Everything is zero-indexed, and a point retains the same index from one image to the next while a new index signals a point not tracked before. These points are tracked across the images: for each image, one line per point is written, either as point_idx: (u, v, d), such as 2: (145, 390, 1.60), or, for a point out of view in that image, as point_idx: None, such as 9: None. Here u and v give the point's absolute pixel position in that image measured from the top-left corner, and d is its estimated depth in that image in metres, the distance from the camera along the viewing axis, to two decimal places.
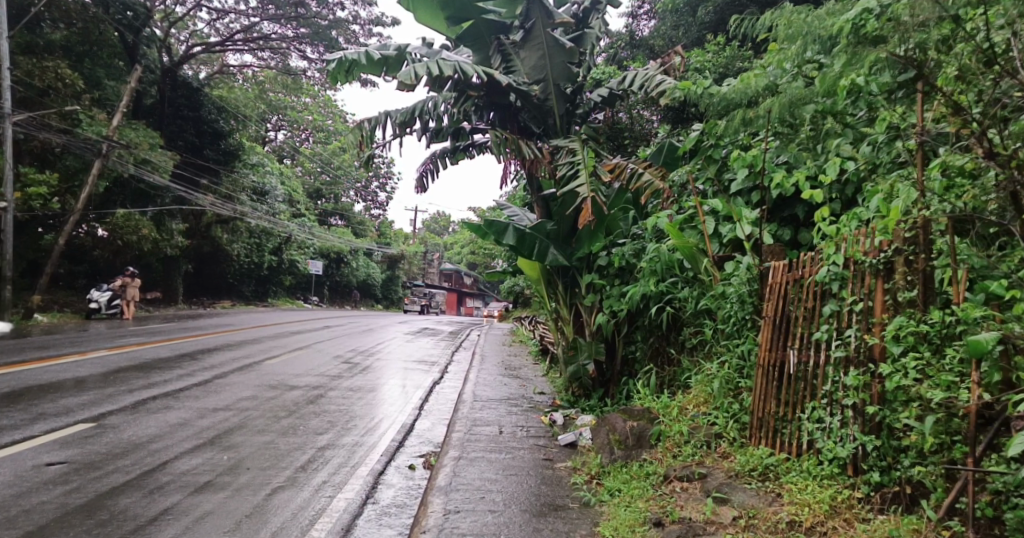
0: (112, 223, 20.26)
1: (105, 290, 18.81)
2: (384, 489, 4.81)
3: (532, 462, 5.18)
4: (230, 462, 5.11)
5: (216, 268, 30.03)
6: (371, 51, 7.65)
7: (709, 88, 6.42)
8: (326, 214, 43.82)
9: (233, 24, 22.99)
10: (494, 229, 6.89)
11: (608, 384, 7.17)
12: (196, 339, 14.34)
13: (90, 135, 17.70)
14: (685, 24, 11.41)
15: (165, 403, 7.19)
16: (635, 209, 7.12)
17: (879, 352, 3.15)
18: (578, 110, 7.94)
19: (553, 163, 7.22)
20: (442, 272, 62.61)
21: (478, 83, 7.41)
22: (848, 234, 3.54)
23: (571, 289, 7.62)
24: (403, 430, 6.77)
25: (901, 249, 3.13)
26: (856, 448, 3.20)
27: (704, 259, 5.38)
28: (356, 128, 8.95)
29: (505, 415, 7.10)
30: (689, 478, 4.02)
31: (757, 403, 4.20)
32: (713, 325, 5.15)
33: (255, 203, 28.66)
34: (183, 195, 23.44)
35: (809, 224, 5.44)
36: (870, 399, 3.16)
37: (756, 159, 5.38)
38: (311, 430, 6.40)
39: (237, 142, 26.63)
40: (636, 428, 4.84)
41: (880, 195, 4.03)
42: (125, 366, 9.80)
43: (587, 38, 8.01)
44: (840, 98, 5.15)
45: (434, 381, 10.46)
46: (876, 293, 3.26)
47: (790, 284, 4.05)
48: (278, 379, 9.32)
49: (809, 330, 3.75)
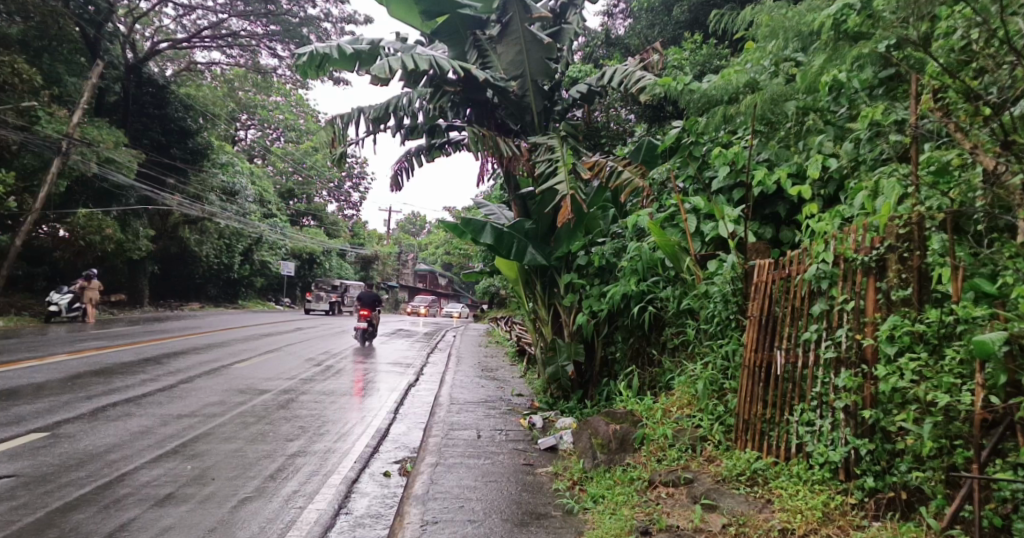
0: (73, 223, 19.51)
1: (65, 292, 18.15)
2: (358, 498, 4.60)
3: (511, 468, 5.02)
4: (193, 473, 4.83)
5: (184, 269, 29.33)
6: (343, 44, 7.41)
7: (690, 84, 6.31)
8: (297, 215, 42.99)
9: (201, 20, 22.37)
10: (471, 227, 6.72)
11: (587, 385, 7.05)
12: (162, 342, 13.88)
13: (50, 132, 17.07)
14: (660, 23, 11.31)
15: (126, 410, 6.84)
16: (614, 208, 7.01)
17: (871, 353, 3.07)
18: (556, 107, 7.78)
19: (531, 160, 7.08)
20: (417, 273, 62.18)
21: (455, 78, 7.24)
22: (837, 231, 3.44)
23: (550, 289, 7.46)
24: (378, 435, 6.55)
25: (895, 246, 3.04)
26: (849, 451, 3.10)
27: (687, 257, 5.27)
28: (328, 124, 8.68)
29: (482, 419, 6.91)
30: (675, 484, 3.89)
31: (742, 405, 4.08)
32: (696, 325, 5.03)
33: (225, 203, 28.03)
34: (148, 195, 22.69)
35: (791, 222, 5.38)
36: (862, 401, 3.06)
37: (738, 156, 5.28)
38: (281, 437, 6.13)
39: (205, 140, 25.96)
40: (619, 431, 4.68)
41: (865, 191, 3.97)
42: (85, 371, 9.38)
43: (565, 33, 7.85)
44: (822, 94, 5.09)
45: (410, 384, 10.21)
46: (867, 291, 3.17)
47: (777, 283, 3.94)
48: (246, 384, 8.99)
49: (797, 329, 3.65)
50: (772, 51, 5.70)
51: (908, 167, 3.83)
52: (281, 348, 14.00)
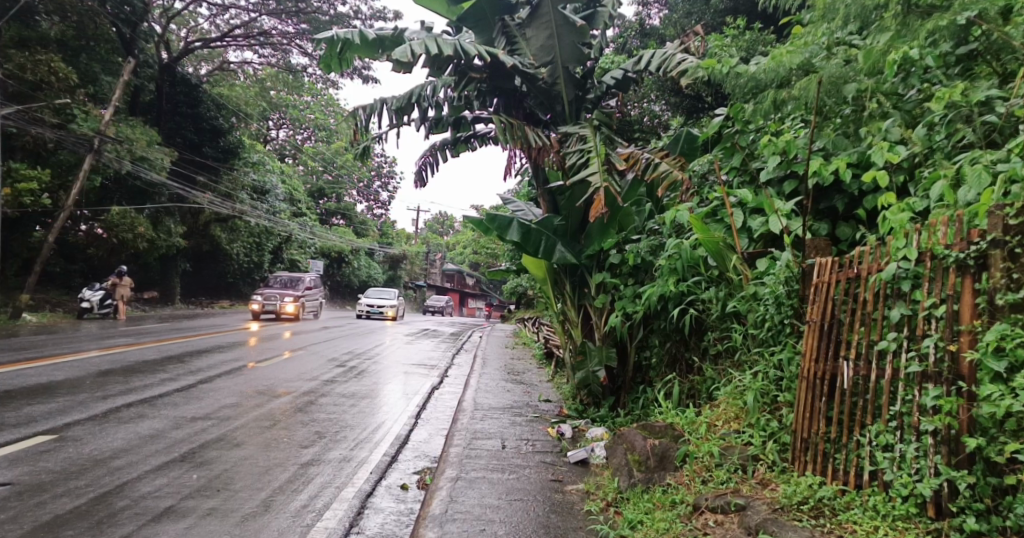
0: (107, 220, 19.69)
1: (97, 289, 18.21)
2: (372, 515, 4.23)
3: (538, 484, 4.61)
4: (198, 483, 4.53)
5: (215, 266, 29.51)
6: (365, 30, 7.11)
7: (736, 66, 5.80)
8: (327, 214, 43.30)
9: (234, 20, 22.46)
10: (497, 224, 6.32)
11: (619, 392, 6.63)
12: (188, 339, 13.79)
13: (84, 130, 17.13)
14: (699, 12, 10.70)
15: (139, 411, 6.63)
16: (649, 203, 6.55)
17: (968, 370, 2.57)
18: (589, 95, 7.31)
19: (561, 152, 6.62)
20: (444, 273, 62.29)
21: (481, 65, 6.89)
22: (922, 223, 2.93)
23: (580, 289, 7.04)
24: (397, 442, 6.21)
25: (1003, 241, 2.51)
26: (942, 484, 2.61)
27: (732, 256, 4.80)
28: (350, 116, 8.27)
29: (508, 427, 6.50)
30: (725, 511, 3.44)
31: (801, 421, 3.60)
32: (743, 330, 4.55)
33: (255, 201, 28.11)
34: (180, 193, 22.79)
35: (849, 218, 4.85)
36: (960, 426, 2.57)
37: (789, 144, 4.72)
38: (296, 444, 5.82)
39: (237, 139, 26.00)
40: (658, 447, 4.25)
41: (944, 180, 3.49)
42: (108, 368, 9.26)
43: (599, 15, 7.41)
44: (888, 74, 4.58)
45: (433, 387, 9.82)
46: (963, 294, 2.65)
47: (842, 283, 3.46)
48: (266, 385, 8.76)
49: (870, 338, 3.16)
50: (824, 34, 5.23)
51: (997, 155, 3.35)
52: (305, 347, 13.84)
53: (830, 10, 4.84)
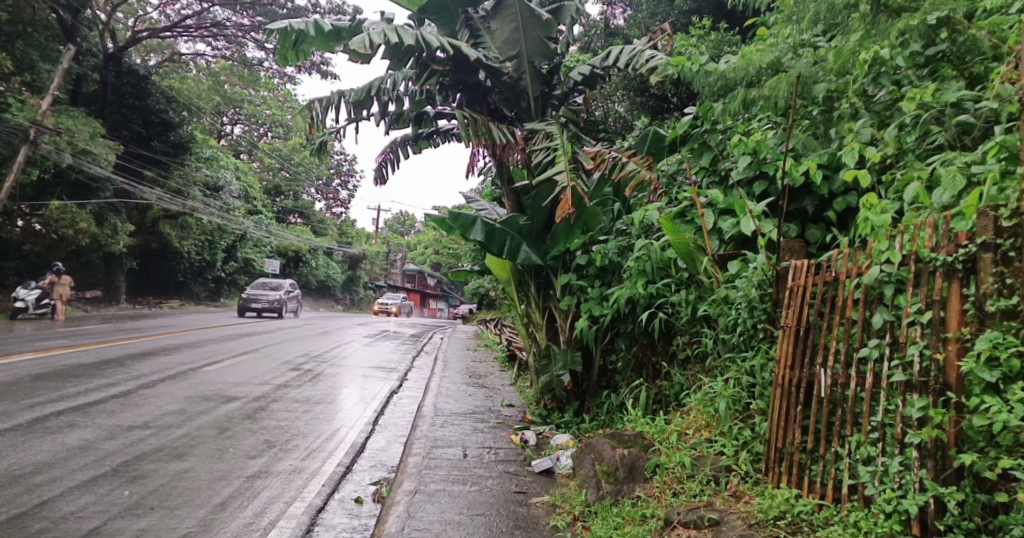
0: (46, 215, 18.62)
1: (33, 287, 17.18)
2: (322, 533, 3.91)
3: (501, 497, 4.37)
4: (129, 501, 4.13)
5: (165, 266, 28.19)
6: (320, 20, 6.74)
7: (705, 65, 5.70)
8: (285, 212, 42.25)
9: (185, 10, 21.67)
10: (460, 223, 6.05)
11: (584, 396, 6.46)
12: (135, 341, 13.09)
13: (19, 120, 16.13)
14: (663, 12, 10.67)
15: (69, 420, 6.12)
16: (617, 203, 6.38)
17: (956, 381, 2.46)
18: (555, 92, 7.14)
19: (526, 150, 6.39)
20: (406, 273, 61.60)
21: (444, 57, 6.63)
22: (905, 224, 2.80)
23: (545, 290, 6.83)
24: (352, 451, 5.88)
25: (993, 244, 2.38)
26: (928, 501, 2.49)
27: (703, 258, 4.67)
28: (305, 109, 7.88)
29: (469, 434, 6.24)
30: (697, 526, 3.26)
31: (775, 430, 3.46)
32: (713, 335, 4.41)
33: (207, 198, 27.10)
34: (126, 188, 21.69)
35: (819, 219, 4.77)
36: (947, 440, 2.45)
37: (761, 144, 4.59)
38: (242, 454, 5.44)
39: (188, 133, 24.94)
40: (627, 457, 4.05)
41: (919, 182, 3.38)
42: (43, 372, 8.65)
43: (566, 10, 7.22)
44: (858, 74, 4.50)
45: (392, 391, 9.50)
46: (950, 299, 2.53)
47: (817, 286, 3.33)
48: (214, 390, 8.29)
49: (849, 345, 3.03)
50: (790, 35, 5.16)
51: (971, 158, 3.27)
52: (259, 349, 13.26)
53: (800, 9, 4.76)
